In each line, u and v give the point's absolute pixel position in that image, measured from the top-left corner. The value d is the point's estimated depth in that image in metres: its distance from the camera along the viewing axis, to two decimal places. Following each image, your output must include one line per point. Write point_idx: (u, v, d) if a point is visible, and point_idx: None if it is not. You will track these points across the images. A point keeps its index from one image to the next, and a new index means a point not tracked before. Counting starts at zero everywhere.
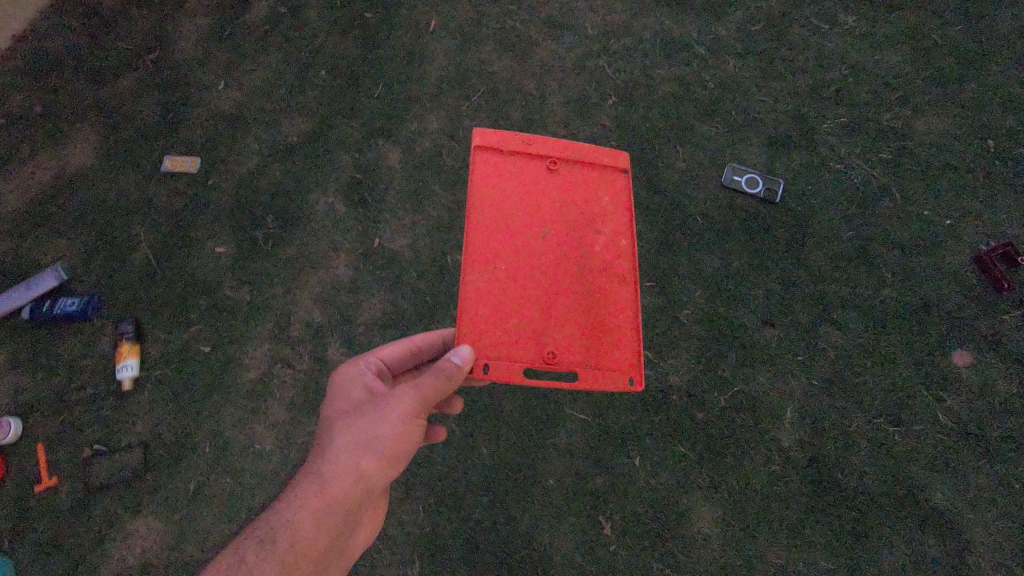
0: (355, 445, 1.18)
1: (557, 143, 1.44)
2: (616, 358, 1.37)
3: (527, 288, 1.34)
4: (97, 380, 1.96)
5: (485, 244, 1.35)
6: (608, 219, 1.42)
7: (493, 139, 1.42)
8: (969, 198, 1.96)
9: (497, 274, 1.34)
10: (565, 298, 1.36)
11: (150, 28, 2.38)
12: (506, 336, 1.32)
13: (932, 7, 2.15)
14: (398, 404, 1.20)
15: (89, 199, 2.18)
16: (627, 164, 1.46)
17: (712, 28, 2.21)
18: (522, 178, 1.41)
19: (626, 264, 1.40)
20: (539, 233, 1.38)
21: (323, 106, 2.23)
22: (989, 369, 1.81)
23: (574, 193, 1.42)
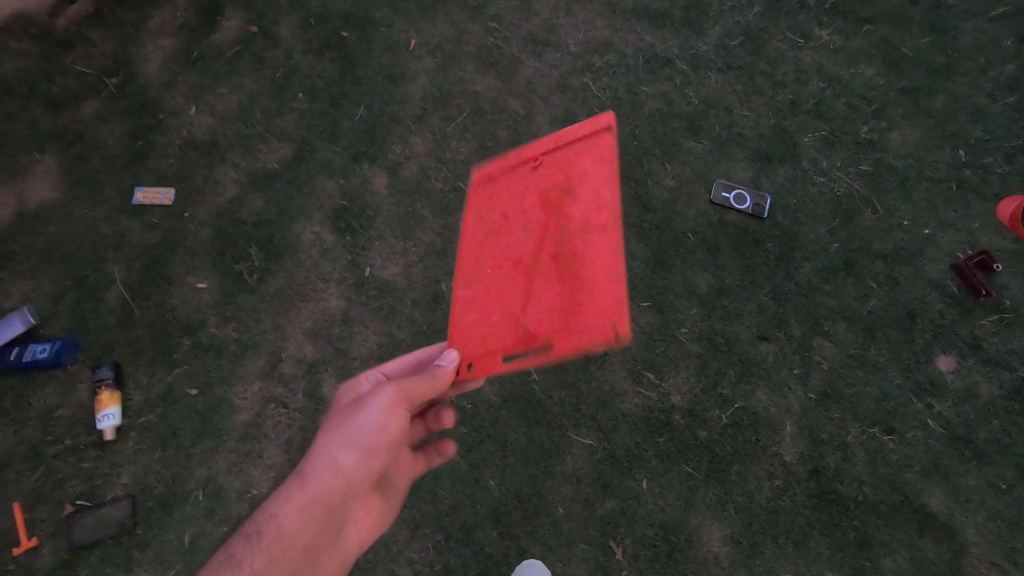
0: (333, 436, 1.16)
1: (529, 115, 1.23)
2: (596, 321, 1.10)
3: (505, 281, 1.21)
4: (76, 431, 1.89)
5: (471, 255, 1.28)
6: (586, 179, 1.16)
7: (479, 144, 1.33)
8: (945, 208, 2.03)
9: (481, 281, 1.25)
10: (540, 285, 1.16)
11: (109, 50, 2.25)
12: (489, 335, 1.21)
13: (902, 20, 2.21)
14: (379, 396, 1.18)
15: (53, 236, 2.07)
16: (610, 123, 1.15)
17: (693, 43, 2.20)
18: (504, 171, 1.27)
19: (611, 223, 1.12)
20: (517, 224, 1.22)
21: (302, 130, 2.15)
22: (972, 373, 1.89)
23: (549, 166, 1.20)
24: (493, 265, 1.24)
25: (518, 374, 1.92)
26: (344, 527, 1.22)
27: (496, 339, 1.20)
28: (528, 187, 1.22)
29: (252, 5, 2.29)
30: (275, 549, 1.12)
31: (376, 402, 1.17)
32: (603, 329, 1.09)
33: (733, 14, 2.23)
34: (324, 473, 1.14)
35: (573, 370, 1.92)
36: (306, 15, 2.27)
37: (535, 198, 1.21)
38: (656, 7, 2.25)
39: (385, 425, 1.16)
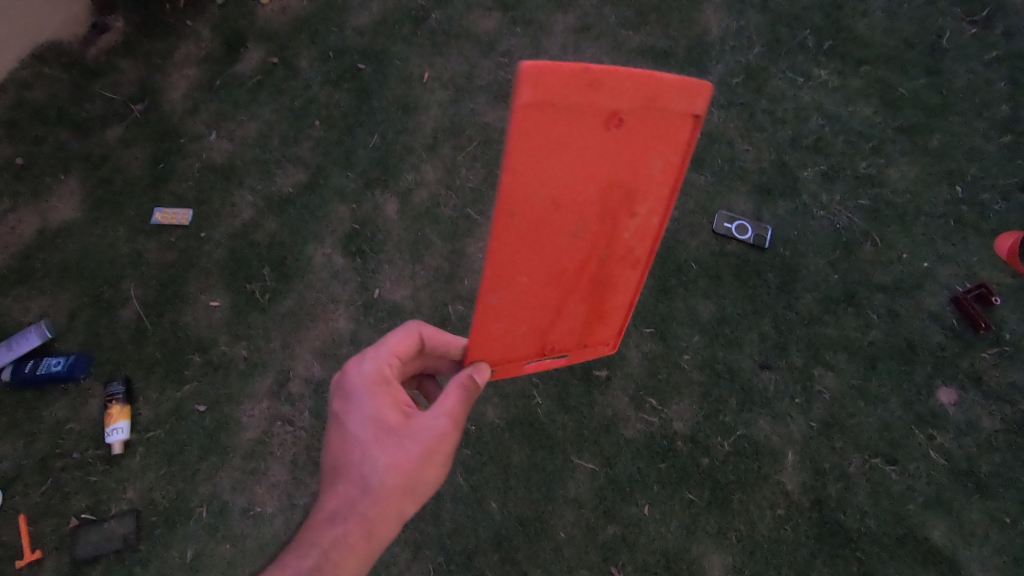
0: (398, 482, 1.10)
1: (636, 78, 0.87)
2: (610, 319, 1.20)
3: (542, 290, 1.06)
4: (84, 445, 1.92)
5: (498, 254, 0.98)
6: (649, 193, 1.02)
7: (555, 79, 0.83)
8: (943, 242, 2.07)
9: (518, 287, 1.03)
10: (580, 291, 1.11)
11: (137, 78, 2.35)
12: (512, 347, 1.15)
13: (897, 62, 2.30)
14: (443, 442, 1.13)
15: (73, 254, 2.13)
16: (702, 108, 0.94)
17: (696, 81, 2.29)
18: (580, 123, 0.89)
19: (650, 244, 1.09)
20: (569, 227, 0.99)
21: (318, 157, 2.23)
22: (973, 407, 1.90)
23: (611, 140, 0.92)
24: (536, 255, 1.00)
25: (522, 398, 1.94)
26: None
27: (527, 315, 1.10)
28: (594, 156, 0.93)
29: (274, 38, 2.40)
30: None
31: (436, 443, 1.12)
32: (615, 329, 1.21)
33: (735, 53, 2.32)
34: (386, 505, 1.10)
35: (577, 395, 1.94)
36: (325, 48, 2.38)
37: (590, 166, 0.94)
38: (661, 45, 2.34)
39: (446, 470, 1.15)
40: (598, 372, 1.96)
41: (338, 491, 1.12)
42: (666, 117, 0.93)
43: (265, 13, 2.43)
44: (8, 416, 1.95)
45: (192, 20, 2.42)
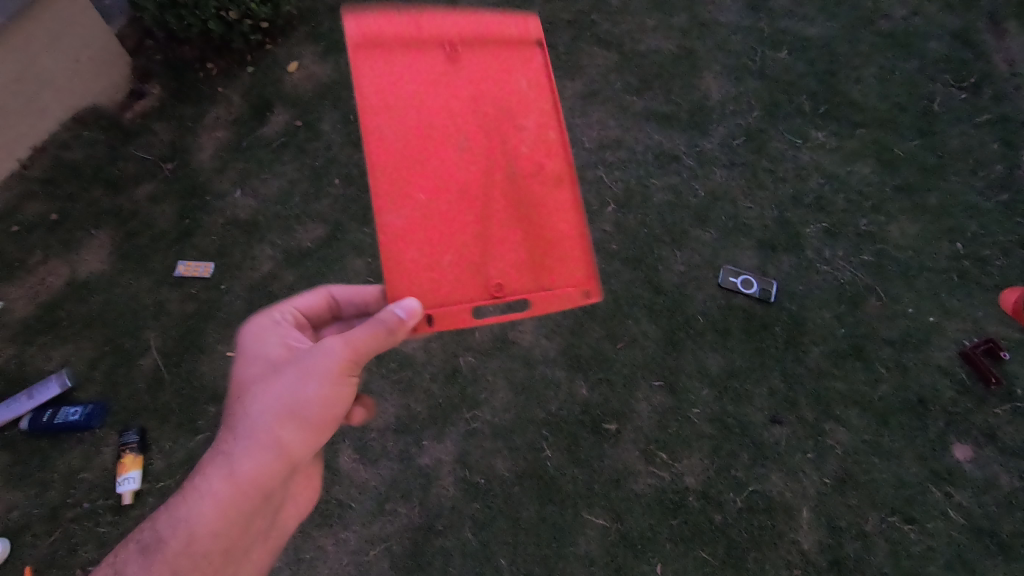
0: (272, 409, 1.19)
1: (459, 19, 1.24)
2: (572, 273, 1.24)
3: (446, 208, 1.20)
4: (96, 494, 1.94)
5: (396, 168, 1.19)
6: (531, 109, 1.24)
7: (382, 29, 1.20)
8: (947, 297, 2.10)
9: (416, 203, 1.18)
10: (496, 221, 1.21)
11: (169, 139, 2.50)
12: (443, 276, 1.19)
13: (892, 124, 2.40)
14: (329, 359, 1.19)
15: (98, 303, 2.21)
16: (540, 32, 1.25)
17: (698, 142, 2.40)
18: (492, 76, 1.24)
19: (558, 154, 1.23)
20: (452, 145, 1.21)
21: (337, 214, 2.33)
22: (988, 464, 1.88)
23: (492, 86, 1.23)
24: (444, 236, 1.19)
25: (532, 450, 1.94)
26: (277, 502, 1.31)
27: (451, 290, 1.19)
28: (492, 76, 1.24)
29: (299, 103, 2.55)
30: (236, 524, 1.21)
31: (319, 363, 1.19)
32: (574, 283, 1.24)
33: (735, 117, 2.44)
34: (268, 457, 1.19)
35: (587, 449, 1.94)
36: (347, 112, 2.53)
37: (480, 126, 1.23)
38: (664, 109, 2.46)
39: (326, 395, 1.19)
40: (608, 426, 1.97)
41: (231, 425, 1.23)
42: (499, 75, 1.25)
43: (292, 80, 2.60)
44: (22, 466, 1.98)
45: (224, 87, 2.60)
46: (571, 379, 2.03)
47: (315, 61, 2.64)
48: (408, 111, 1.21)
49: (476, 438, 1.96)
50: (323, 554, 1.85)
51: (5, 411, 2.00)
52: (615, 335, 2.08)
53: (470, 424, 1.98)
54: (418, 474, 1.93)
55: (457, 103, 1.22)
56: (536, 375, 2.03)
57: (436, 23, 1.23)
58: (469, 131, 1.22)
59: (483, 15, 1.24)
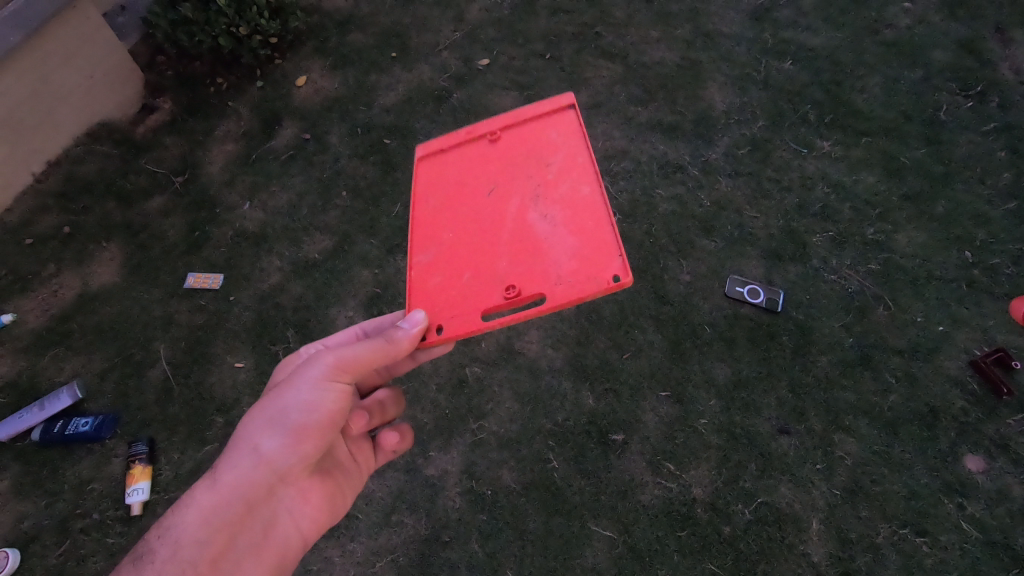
0: (259, 418, 1.23)
1: (499, 117, 1.49)
2: (598, 265, 1.29)
3: (467, 243, 1.41)
4: (105, 505, 1.95)
5: (431, 221, 1.47)
6: (559, 149, 1.43)
7: (438, 145, 1.53)
8: (956, 306, 2.09)
9: (443, 243, 1.43)
10: (500, 241, 1.38)
11: (180, 153, 2.54)
12: (461, 293, 1.37)
13: (898, 133, 2.40)
14: (313, 368, 1.23)
15: (109, 315, 2.24)
16: (573, 100, 1.45)
17: (703, 152, 2.41)
18: (523, 136, 1.46)
19: (581, 179, 1.38)
20: (480, 193, 1.45)
21: (344, 225, 2.35)
22: (1002, 475, 1.85)
23: (521, 143, 1.46)
24: (465, 260, 1.39)
25: (538, 461, 1.94)
26: (275, 523, 1.28)
27: (473, 300, 1.35)
28: (529, 133, 1.46)
29: (307, 117, 2.59)
30: (217, 535, 1.20)
31: (308, 370, 1.23)
32: (592, 277, 1.29)
33: (740, 126, 2.45)
34: (250, 465, 1.21)
35: (594, 459, 1.93)
36: (354, 125, 2.56)
37: (505, 171, 1.44)
38: (669, 120, 2.48)
39: (314, 400, 1.21)
40: (615, 437, 1.96)
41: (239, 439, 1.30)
42: (530, 136, 1.46)
43: (300, 94, 2.64)
44: (33, 476, 1.99)
45: (234, 101, 2.64)
46: (577, 389, 2.02)
47: (323, 76, 2.68)
48: (454, 175, 1.50)
49: (482, 448, 1.96)
50: (330, 566, 1.85)
51: (17, 421, 2.02)
52: (622, 345, 2.08)
53: (476, 435, 1.98)
54: (424, 485, 1.93)
55: (489, 164, 1.47)
56: (542, 385, 2.03)
57: (483, 124, 1.50)
58: (496, 180, 1.44)
59: (521, 108, 1.48)
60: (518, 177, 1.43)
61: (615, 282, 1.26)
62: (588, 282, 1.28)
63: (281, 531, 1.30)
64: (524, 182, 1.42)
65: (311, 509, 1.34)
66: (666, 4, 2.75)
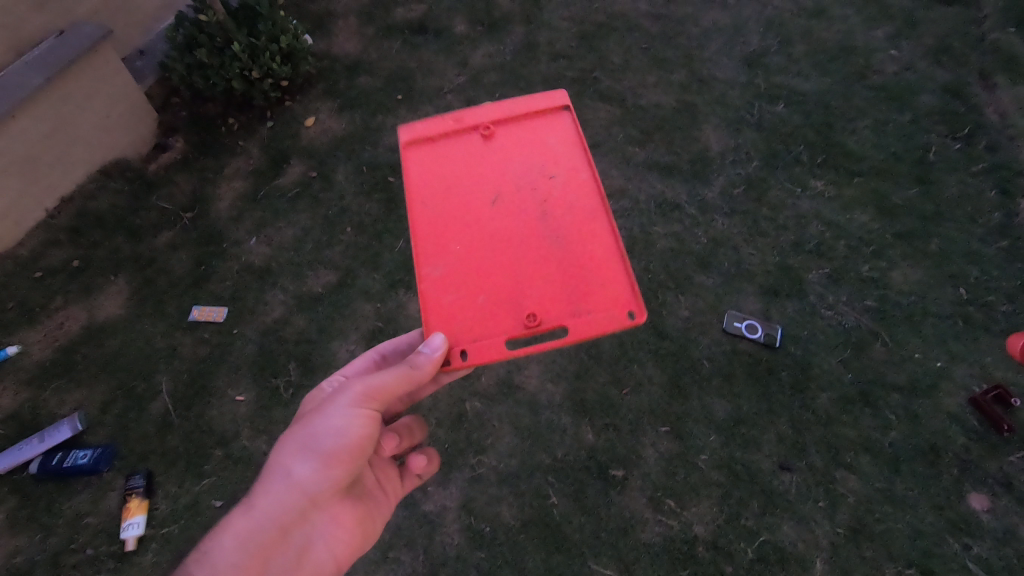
0: (291, 445, 1.24)
1: (488, 109, 1.59)
2: (610, 295, 1.38)
3: (480, 261, 1.43)
4: (99, 540, 1.93)
5: (439, 232, 1.47)
6: (560, 161, 1.53)
7: (426, 133, 1.58)
8: (953, 342, 2.10)
9: (454, 257, 1.44)
10: (519, 266, 1.42)
11: (190, 190, 2.62)
12: (478, 314, 1.39)
13: (889, 173, 2.46)
14: (343, 395, 1.24)
15: (113, 347, 2.26)
16: (568, 101, 1.60)
17: (699, 192, 2.47)
18: (524, 146, 1.55)
19: (583, 192, 1.49)
20: (487, 203, 1.49)
21: (348, 260, 2.40)
22: (1006, 514, 1.83)
23: (522, 152, 1.54)
24: (482, 280, 1.42)
25: (538, 497, 1.92)
26: (308, 552, 1.26)
27: (493, 324, 1.37)
28: (521, 130, 1.58)
29: (315, 156, 2.67)
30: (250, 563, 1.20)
31: (338, 397, 1.24)
32: (610, 309, 1.36)
33: (734, 166, 2.52)
34: (285, 489, 1.22)
35: (594, 495, 1.92)
36: (360, 164, 2.63)
37: (512, 184, 1.51)
38: (665, 160, 2.55)
39: (344, 426, 1.21)
40: (615, 472, 1.95)
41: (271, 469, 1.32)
42: (526, 136, 1.56)
43: (309, 134, 2.74)
44: (28, 510, 1.98)
45: (244, 140, 2.73)
46: (577, 424, 2.02)
47: (331, 116, 2.78)
48: (451, 172, 1.53)
49: (481, 484, 1.95)
50: None
51: (16, 453, 2.02)
52: (621, 380, 2.09)
53: (474, 469, 1.97)
54: (422, 520, 1.90)
55: (490, 172, 1.53)
56: (542, 420, 2.03)
57: (474, 116, 1.58)
58: (501, 193, 1.50)
59: (511, 104, 1.59)
60: (524, 194, 1.49)
61: (631, 319, 1.34)
62: (605, 313, 1.36)
63: (315, 558, 1.27)
64: (532, 200, 1.49)
65: (343, 536, 1.31)
66: (661, 51, 2.87)
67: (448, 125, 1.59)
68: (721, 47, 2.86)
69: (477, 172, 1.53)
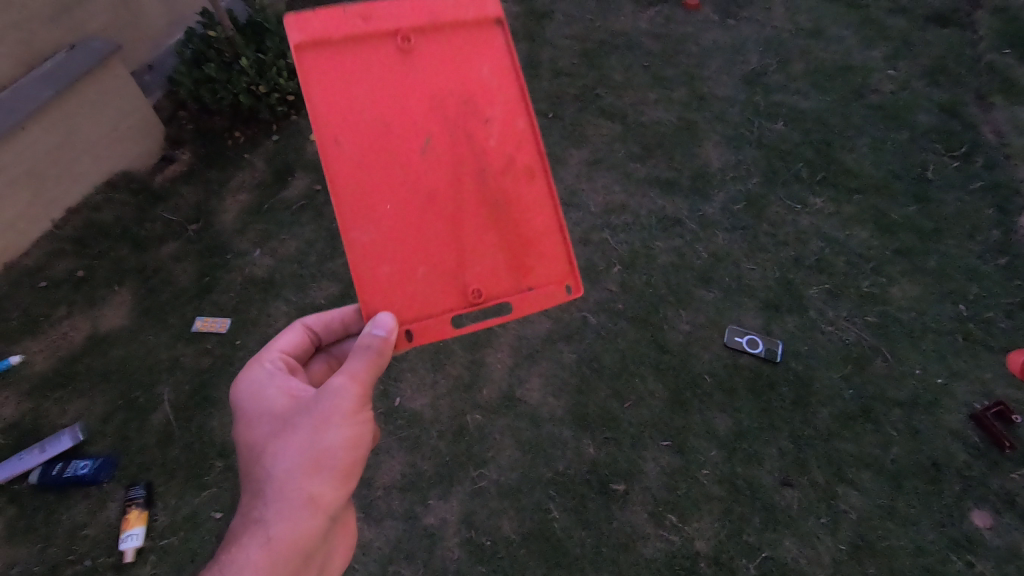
0: (297, 464, 1.10)
1: (402, 8, 1.27)
2: (550, 269, 1.37)
3: (417, 226, 1.28)
4: (98, 551, 1.92)
5: (361, 181, 1.24)
6: (495, 97, 1.33)
7: (328, 36, 1.23)
8: (954, 358, 2.11)
9: (383, 217, 1.26)
10: (460, 231, 1.31)
11: (195, 202, 2.64)
12: (417, 287, 1.28)
13: (888, 191, 2.49)
14: (342, 399, 1.14)
15: (116, 357, 2.27)
16: (500, 13, 1.33)
17: (700, 207, 2.49)
18: (452, 70, 1.31)
19: (522, 143, 1.34)
20: (416, 148, 1.28)
21: (352, 272, 2.42)
22: (1009, 531, 1.83)
23: (449, 81, 1.30)
24: (421, 249, 1.28)
25: (539, 511, 1.91)
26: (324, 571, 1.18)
27: (435, 300, 1.29)
28: (447, 50, 1.31)
29: (320, 169, 2.70)
30: None
31: (339, 401, 1.14)
32: (552, 282, 1.37)
33: (735, 183, 2.55)
34: (305, 514, 1.09)
35: (595, 510, 1.91)
36: None
37: (442, 124, 1.30)
38: (666, 176, 2.58)
39: (351, 431, 1.14)
40: (616, 486, 1.94)
41: (251, 498, 1.12)
42: (453, 58, 1.31)
43: (314, 147, 2.77)
44: (27, 521, 1.97)
45: (249, 153, 2.77)
46: (578, 438, 2.02)
47: None
48: (366, 99, 1.26)
49: (482, 497, 1.94)
50: None
51: (16, 464, 2.02)
52: (623, 394, 2.09)
53: (475, 483, 1.96)
54: (423, 534, 1.90)
55: (417, 101, 1.28)
56: (543, 434, 2.03)
57: (388, 15, 1.26)
58: (429, 134, 1.29)
59: (430, 7, 1.29)
60: (455, 137, 1.30)
61: (570, 293, 1.37)
62: (544, 287, 1.36)
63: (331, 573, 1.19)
64: (465, 146, 1.31)
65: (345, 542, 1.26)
66: (662, 68, 2.92)
67: (353, 25, 1.25)
68: (721, 66, 2.91)
69: (399, 102, 1.27)
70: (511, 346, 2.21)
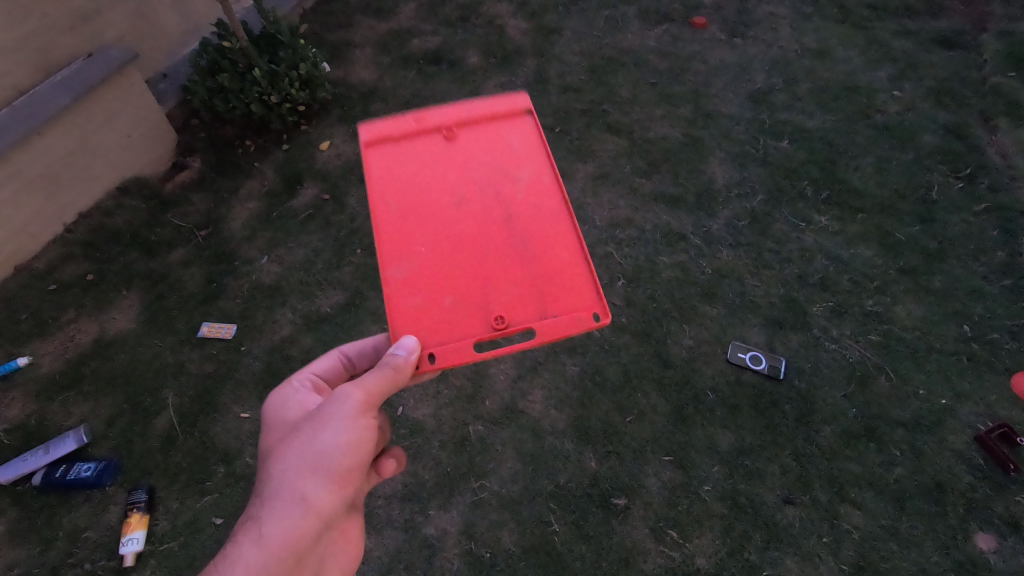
0: (294, 466, 1.11)
1: (449, 109, 1.50)
2: (576, 297, 1.33)
3: (447, 265, 1.35)
4: (98, 555, 1.92)
5: (401, 231, 1.37)
6: (524, 162, 1.45)
7: (384, 131, 1.47)
8: (958, 379, 2.10)
9: (417, 257, 1.35)
10: (487, 268, 1.35)
11: (205, 208, 2.67)
12: (443, 318, 1.31)
13: (892, 210, 2.50)
14: (344, 405, 1.14)
15: (122, 361, 2.29)
16: (529, 104, 1.51)
17: (705, 223, 2.51)
18: (486, 147, 1.47)
19: (549, 195, 1.42)
20: (451, 204, 1.40)
21: (358, 281, 2.44)
22: (1013, 555, 1.81)
23: (483, 155, 1.46)
24: (450, 284, 1.33)
25: (539, 524, 1.91)
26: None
27: (460, 327, 1.30)
28: (483, 133, 1.49)
29: (329, 179, 2.73)
30: None
31: (341, 407, 1.14)
32: (577, 307, 1.32)
33: (739, 200, 2.56)
34: (296, 514, 1.09)
35: (595, 524, 1.91)
36: None
37: (474, 186, 1.42)
38: (671, 192, 2.60)
39: (351, 438, 1.13)
40: (617, 501, 1.94)
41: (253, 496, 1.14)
42: (490, 138, 1.48)
43: (323, 157, 2.81)
44: (28, 522, 1.98)
45: (259, 162, 2.80)
46: (580, 451, 2.02)
47: (346, 141, 2.85)
48: (413, 172, 1.43)
49: (483, 508, 1.94)
50: None
51: (20, 465, 2.02)
52: (625, 408, 2.09)
53: (476, 494, 1.96)
54: (422, 545, 1.89)
55: (455, 173, 1.44)
56: (545, 446, 2.03)
57: (435, 116, 1.49)
58: (464, 193, 1.42)
59: (472, 106, 1.51)
60: (487, 194, 1.42)
61: (597, 319, 1.29)
62: (570, 314, 1.31)
63: None
64: (496, 200, 1.41)
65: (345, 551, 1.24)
66: (669, 85, 2.95)
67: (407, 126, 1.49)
68: (727, 84, 2.94)
69: (440, 174, 1.43)
70: (514, 357, 2.22)
